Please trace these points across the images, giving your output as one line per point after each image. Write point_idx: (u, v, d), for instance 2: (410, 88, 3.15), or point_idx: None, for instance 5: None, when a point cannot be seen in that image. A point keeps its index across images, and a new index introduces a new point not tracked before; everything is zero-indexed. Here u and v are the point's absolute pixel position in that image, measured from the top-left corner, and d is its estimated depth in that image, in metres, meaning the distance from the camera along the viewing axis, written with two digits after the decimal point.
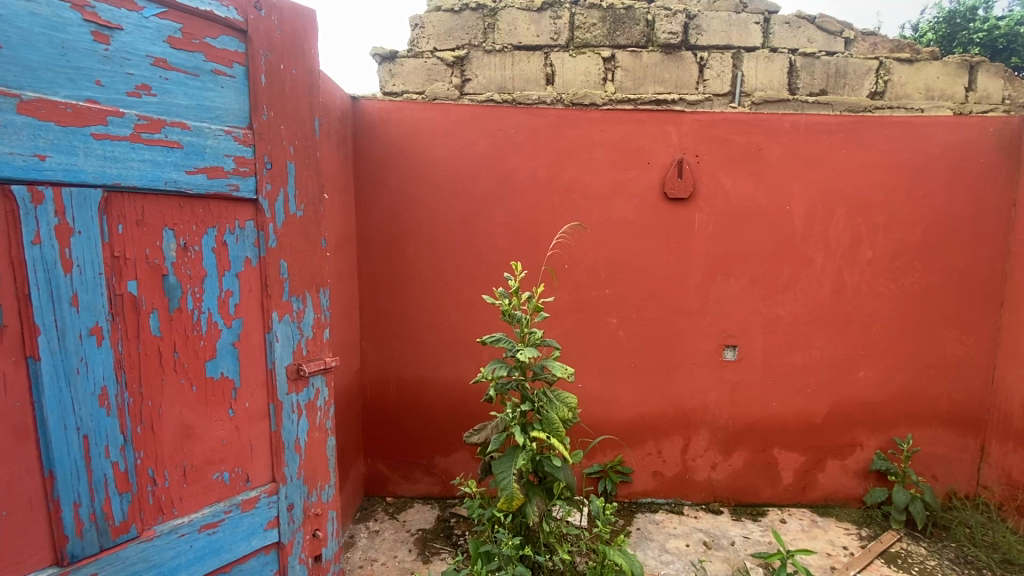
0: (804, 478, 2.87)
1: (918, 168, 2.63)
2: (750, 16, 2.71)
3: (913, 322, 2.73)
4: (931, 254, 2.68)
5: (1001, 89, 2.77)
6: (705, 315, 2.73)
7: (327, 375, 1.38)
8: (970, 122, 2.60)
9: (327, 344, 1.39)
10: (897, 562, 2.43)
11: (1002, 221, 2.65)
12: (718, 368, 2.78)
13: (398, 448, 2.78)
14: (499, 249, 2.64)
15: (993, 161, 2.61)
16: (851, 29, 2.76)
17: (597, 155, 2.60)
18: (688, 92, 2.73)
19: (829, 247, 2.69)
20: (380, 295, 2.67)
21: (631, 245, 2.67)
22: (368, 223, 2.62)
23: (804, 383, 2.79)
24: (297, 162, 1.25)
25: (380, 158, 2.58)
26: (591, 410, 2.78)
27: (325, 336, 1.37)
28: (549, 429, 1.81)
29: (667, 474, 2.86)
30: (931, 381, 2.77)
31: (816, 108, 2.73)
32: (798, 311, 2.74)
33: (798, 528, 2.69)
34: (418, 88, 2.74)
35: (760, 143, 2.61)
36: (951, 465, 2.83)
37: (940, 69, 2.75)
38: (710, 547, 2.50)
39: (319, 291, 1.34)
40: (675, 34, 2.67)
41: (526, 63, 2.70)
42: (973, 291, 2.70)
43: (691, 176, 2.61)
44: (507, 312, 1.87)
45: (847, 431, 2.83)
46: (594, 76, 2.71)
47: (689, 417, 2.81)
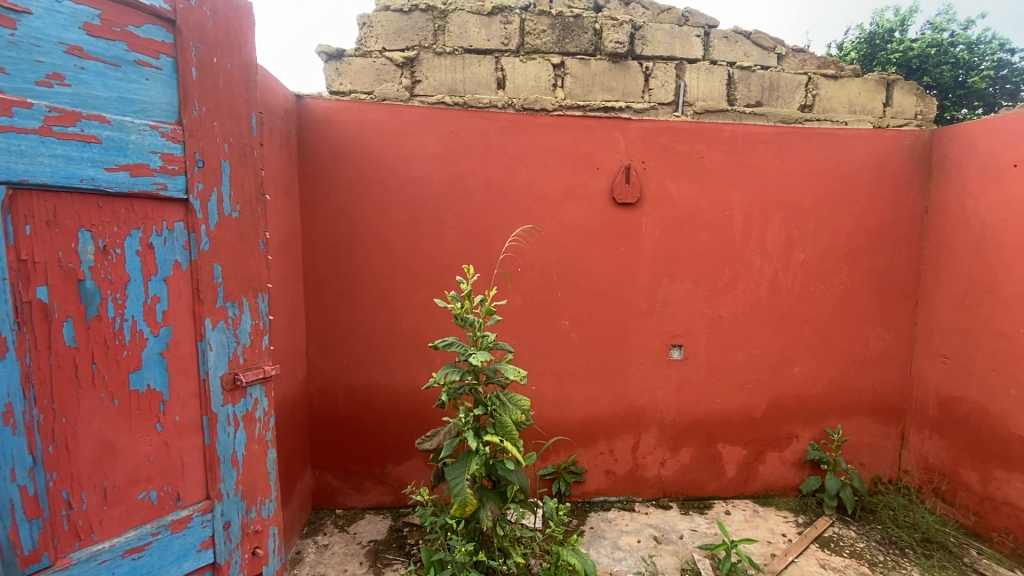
0: (746, 471, 3.01)
1: (844, 177, 2.82)
2: (692, 29, 2.83)
3: (841, 320, 2.93)
4: (857, 256, 2.88)
5: (913, 105, 3.03)
6: (653, 316, 2.82)
7: (267, 385, 1.32)
8: (888, 135, 2.83)
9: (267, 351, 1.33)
10: (831, 546, 2.58)
11: (917, 226, 2.89)
12: (665, 367, 2.87)
13: (347, 457, 2.70)
14: (451, 252, 2.62)
15: (908, 171, 2.85)
16: (783, 45, 2.93)
17: (548, 160, 2.63)
18: (635, 100, 2.81)
19: (766, 251, 2.83)
20: (328, 300, 2.58)
21: (582, 248, 2.71)
22: (315, 226, 2.53)
23: (744, 379, 2.93)
24: (232, 161, 1.19)
25: (326, 159, 2.50)
26: (544, 412, 2.80)
27: (264, 343, 1.31)
28: (502, 432, 1.80)
29: (618, 473, 2.92)
30: (858, 375, 2.98)
31: (753, 119, 2.89)
32: (738, 311, 2.87)
33: (741, 519, 2.82)
34: (367, 88, 2.68)
35: (701, 151, 2.73)
36: (877, 452, 3.05)
37: (861, 85, 2.97)
38: (661, 541, 2.57)
39: (256, 297, 1.28)
40: (622, 44, 2.75)
41: (476, 67, 2.69)
42: (893, 290, 2.93)
43: (639, 182, 2.69)
44: (458, 316, 1.85)
45: (785, 425, 2.99)
46: (544, 81, 2.75)
47: (639, 416, 2.88)
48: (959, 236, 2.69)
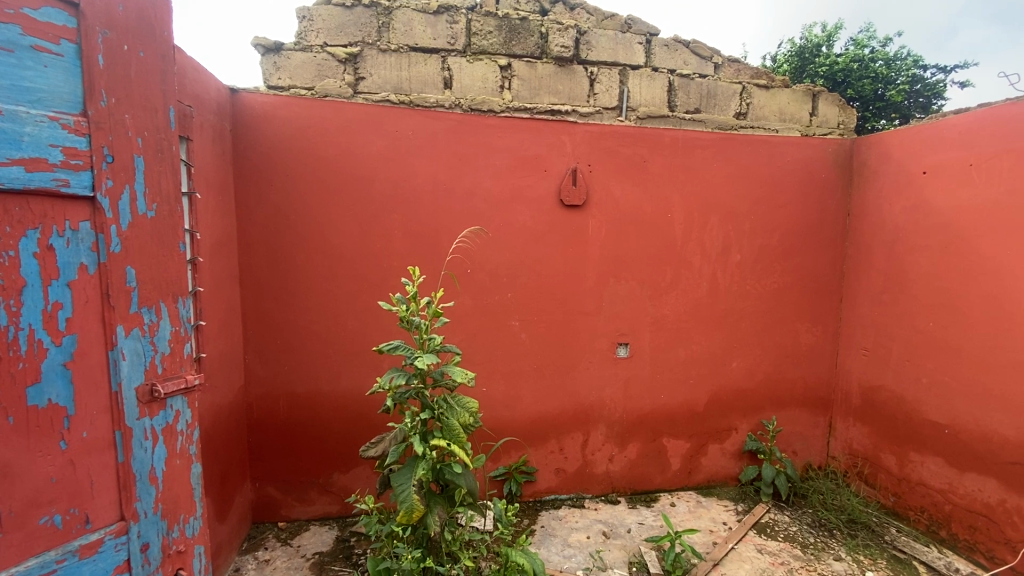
0: (689, 463, 3.13)
1: (776, 181, 2.99)
2: (634, 36, 2.91)
3: (775, 316, 3.10)
4: (788, 257, 3.06)
5: (836, 115, 3.25)
6: (600, 315, 2.88)
7: (189, 396, 1.25)
8: (814, 143, 3.02)
9: (189, 360, 1.26)
10: (766, 532, 2.72)
11: (841, 228, 3.10)
12: (612, 365, 2.93)
13: (289, 468, 2.59)
14: (398, 253, 2.57)
15: (832, 177, 3.05)
16: (719, 55, 3.07)
17: (496, 160, 2.63)
18: (581, 104, 2.86)
19: (705, 251, 2.96)
20: (266, 304, 2.47)
21: (530, 249, 2.73)
22: (251, 226, 2.41)
23: (687, 375, 3.04)
24: (147, 157, 1.11)
25: (263, 156, 2.39)
26: (494, 413, 2.80)
27: (185, 351, 1.24)
28: (449, 436, 1.78)
29: (569, 470, 2.96)
30: (790, 368, 3.16)
31: (692, 125, 3.01)
32: (680, 310, 2.98)
33: (685, 510, 2.92)
34: (307, 83, 2.58)
35: (644, 156, 2.81)
36: (807, 440, 3.25)
37: (790, 96, 3.16)
38: (609, 536, 2.63)
39: (176, 302, 1.20)
40: (567, 48, 2.79)
41: (422, 66, 2.66)
42: (820, 288, 3.12)
43: (585, 184, 2.74)
44: (404, 319, 1.81)
45: (724, 417, 3.13)
46: (491, 83, 2.75)
47: (587, 414, 2.94)
48: (877, 237, 2.91)
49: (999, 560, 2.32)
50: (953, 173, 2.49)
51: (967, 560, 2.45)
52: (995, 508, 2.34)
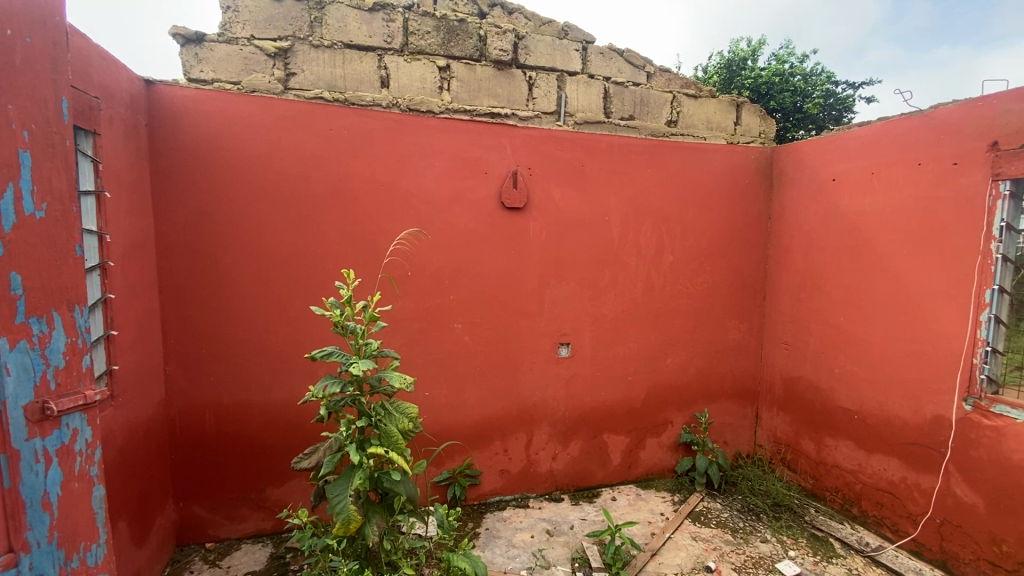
0: (629, 457, 3.23)
1: (704, 186, 3.16)
2: (571, 43, 2.97)
3: (706, 314, 3.26)
4: (717, 257, 3.23)
5: (757, 125, 3.47)
6: (542, 316, 2.92)
7: (88, 413, 1.15)
8: (738, 150, 3.21)
9: (86, 374, 1.16)
10: (700, 519, 2.86)
11: (763, 231, 3.32)
12: (554, 365, 2.98)
13: (218, 484, 2.44)
14: (335, 256, 2.49)
15: (754, 183, 3.27)
16: (651, 64, 3.19)
17: (436, 162, 2.61)
18: (520, 108, 2.89)
19: (641, 252, 3.07)
20: (189, 311, 2.31)
21: (472, 251, 2.73)
22: (171, 227, 2.25)
23: (626, 372, 3.14)
24: (34, 151, 1.01)
25: (184, 153, 2.24)
26: (437, 417, 2.77)
27: (83, 364, 1.15)
28: (387, 443, 1.73)
29: (513, 471, 2.98)
30: (720, 363, 3.34)
31: (626, 131, 3.12)
32: (618, 309, 3.08)
33: (625, 503, 3.01)
34: (233, 77, 2.45)
35: (582, 160, 2.88)
36: (736, 430, 3.44)
37: (717, 105, 3.34)
38: (553, 534, 2.66)
39: (71, 311, 1.11)
40: (505, 52, 2.82)
41: (357, 63, 2.59)
42: (745, 287, 3.33)
43: (525, 187, 2.77)
44: (338, 324, 1.74)
45: (661, 412, 3.26)
46: (429, 83, 2.72)
47: (530, 414, 2.97)
48: (794, 239, 3.13)
49: (902, 532, 2.55)
50: (858, 180, 2.73)
51: (875, 534, 2.67)
52: (897, 485, 2.57)
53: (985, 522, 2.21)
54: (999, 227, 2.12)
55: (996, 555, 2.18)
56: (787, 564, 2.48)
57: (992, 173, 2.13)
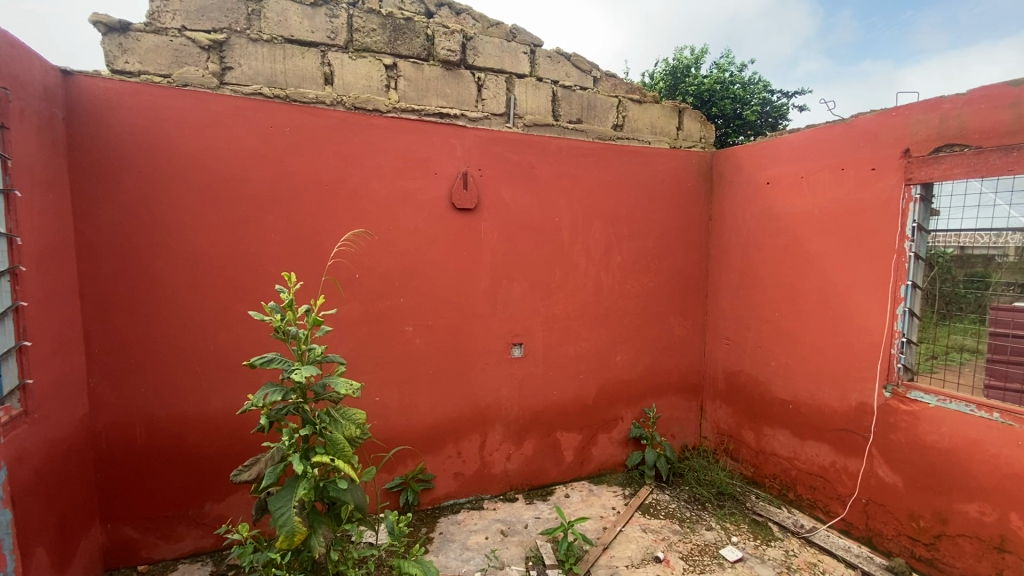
0: (582, 454, 3.28)
1: (649, 189, 3.26)
2: (519, 46, 2.99)
3: (653, 312, 3.37)
4: (663, 257, 3.35)
5: (698, 130, 3.61)
6: (494, 317, 2.92)
7: None
8: (680, 155, 3.34)
9: None
10: (650, 512, 2.95)
11: (704, 231, 3.47)
12: (507, 365, 2.99)
13: (150, 503, 2.29)
14: (277, 259, 2.39)
15: (696, 185, 3.41)
16: (597, 69, 3.26)
17: (384, 161, 2.56)
18: (469, 109, 2.88)
19: (590, 253, 3.13)
20: (116, 318, 2.16)
21: (422, 252, 2.69)
22: (93, 228, 2.10)
23: (577, 370, 3.19)
24: None
25: (108, 149, 2.09)
26: (389, 422, 2.71)
27: None
28: (333, 452, 1.68)
29: (467, 473, 2.97)
30: (667, 359, 3.46)
31: (574, 134, 3.17)
32: (569, 308, 3.13)
33: (578, 499, 3.06)
34: (162, 70, 2.30)
35: (532, 162, 2.91)
36: (683, 424, 3.58)
37: (660, 111, 3.46)
38: (507, 534, 2.67)
39: None
40: (453, 52, 2.80)
41: (299, 59, 2.50)
42: (689, 286, 3.47)
43: (475, 188, 2.76)
44: (279, 330, 1.67)
45: (611, 408, 3.34)
46: (376, 82, 2.67)
47: (484, 415, 2.96)
48: (733, 239, 3.29)
49: (833, 513, 2.73)
50: (789, 184, 2.90)
51: (810, 516, 2.85)
52: (828, 469, 2.75)
53: (904, 500, 2.40)
54: (912, 227, 2.30)
55: (914, 529, 2.37)
56: (730, 549, 2.59)
57: (905, 178, 2.32)
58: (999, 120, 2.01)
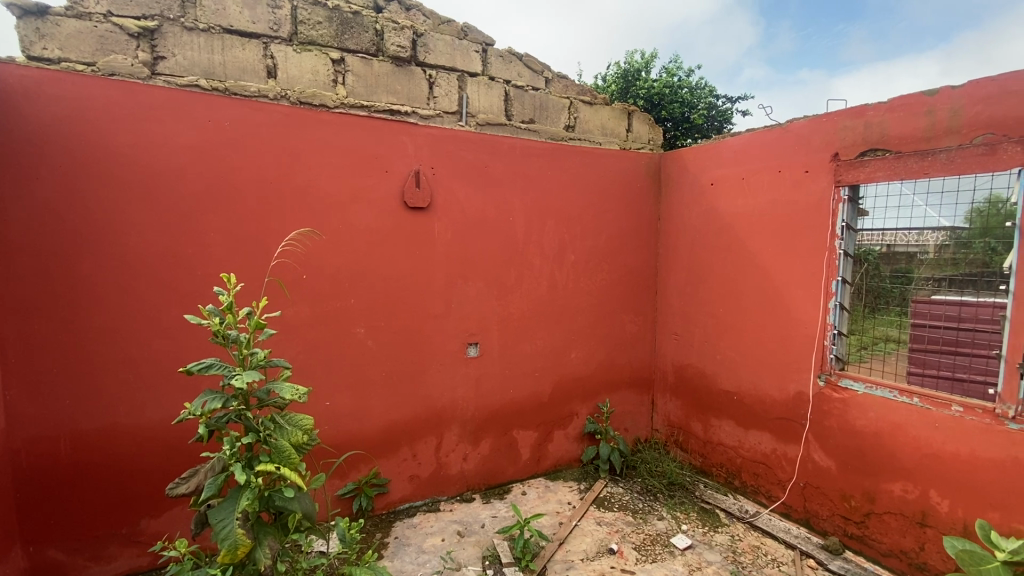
0: (538, 451, 3.31)
1: (601, 188, 3.33)
2: (471, 44, 2.96)
3: (606, 309, 3.44)
4: (614, 256, 3.43)
5: (647, 133, 3.71)
6: (448, 317, 2.89)
7: None
8: (630, 155, 3.43)
9: None
10: (604, 505, 3.01)
11: (654, 230, 3.57)
12: (462, 365, 2.97)
13: (77, 523, 2.13)
14: (217, 259, 2.28)
15: (645, 186, 3.51)
16: (549, 70, 3.28)
17: (331, 158, 2.49)
18: (420, 106, 2.82)
19: (544, 252, 3.16)
20: (37, 325, 2.00)
21: (373, 252, 2.64)
22: (7, 228, 1.92)
23: (533, 368, 3.22)
24: None
25: (24, 142, 1.93)
26: (340, 426, 2.64)
27: None
28: (278, 459, 1.62)
29: (422, 476, 2.93)
30: (619, 355, 3.55)
31: (526, 134, 3.19)
32: (524, 307, 3.14)
33: (534, 496, 3.09)
34: (85, 57, 2.13)
35: (485, 161, 2.91)
36: (635, 417, 3.68)
37: (610, 112, 3.52)
38: (463, 535, 2.65)
39: None
40: (403, 49, 2.75)
41: (238, 50, 2.38)
42: (640, 283, 3.56)
43: (428, 186, 2.73)
44: (218, 334, 1.59)
45: (567, 405, 3.38)
46: (322, 76, 2.57)
47: (439, 416, 2.93)
48: (680, 238, 3.41)
49: (774, 498, 2.88)
50: (730, 185, 3.03)
51: (753, 501, 2.99)
52: (769, 456, 2.89)
53: (837, 482, 2.56)
54: (841, 227, 2.46)
55: (846, 509, 2.53)
56: (680, 537, 2.69)
57: (836, 180, 2.47)
58: (916, 127, 2.18)
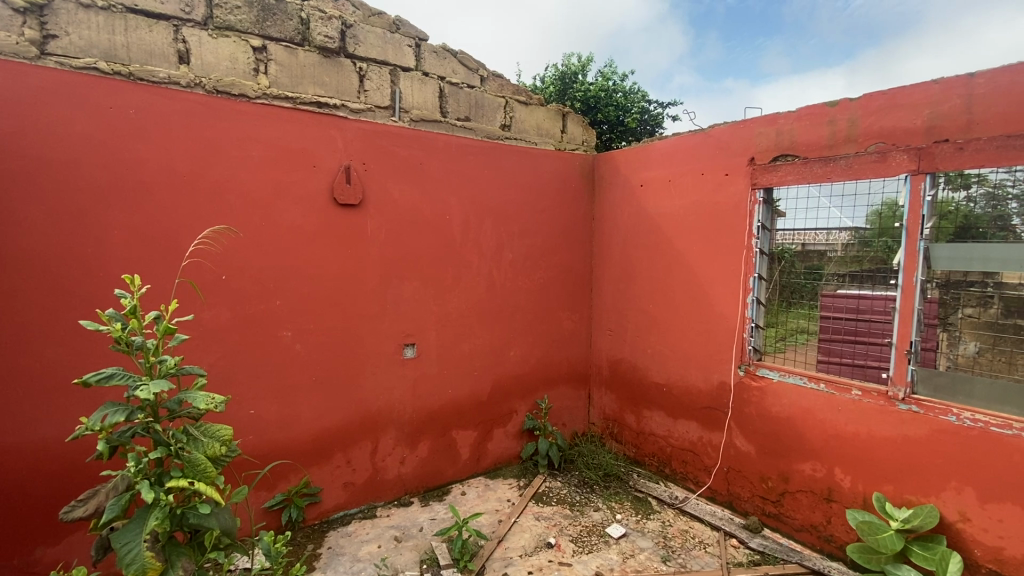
0: (477, 451, 3.30)
1: (537, 188, 3.37)
2: (403, 38, 2.88)
3: (543, 307, 3.49)
4: (551, 254, 3.48)
5: (581, 134, 3.78)
6: (383, 317, 2.82)
7: None
8: (565, 156, 3.50)
9: None
10: (543, 500, 3.05)
11: (588, 229, 3.67)
12: (398, 367, 2.91)
13: None
14: (123, 260, 2.09)
15: (579, 186, 3.59)
16: (484, 69, 3.26)
17: (253, 152, 2.35)
18: (349, 99, 2.70)
19: (481, 251, 3.16)
20: None
21: (301, 251, 2.52)
22: None
23: (471, 368, 3.20)
24: None
25: None
26: (267, 435, 2.51)
27: None
28: (193, 473, 1.50)
29: (357, 482, 2.84)
30: (557, 351, 3.61)
31: (462, 132, 3.14)
32: (461, 306, 3.12)
33: (474, 496, 3.08)
34: None
35: (419, 158, 2.86)
36: (572, 412, 3.76)
37: (545, 113, 3.56)
38: (401, 540, 2.60)
39: None
40: (331, 39, 2.63)
41: (145, 32, 2.16)
42: (575, 281, 3.64)
43: (359, 183, 2.64)
44: (120, 341, 1.45)
45: (506, 403, 3.40)
46: (242, 64, 2.39)
47: (374, 420, 2.85)
48: (613, 237, 3.52)
49: (701, 483, 3.04)
50: (658, 186, 3.16)
51: (682, 487, 3.14)
52: (696, 443, 3.05)
53: (756, 465, 2.74)
54: (757, 226, 2.63)
55: (764, 489, 2.72)
56: (615, 527, 2.78)
57: (752, 183, 2.64)
58: (821, 135, 2.38)
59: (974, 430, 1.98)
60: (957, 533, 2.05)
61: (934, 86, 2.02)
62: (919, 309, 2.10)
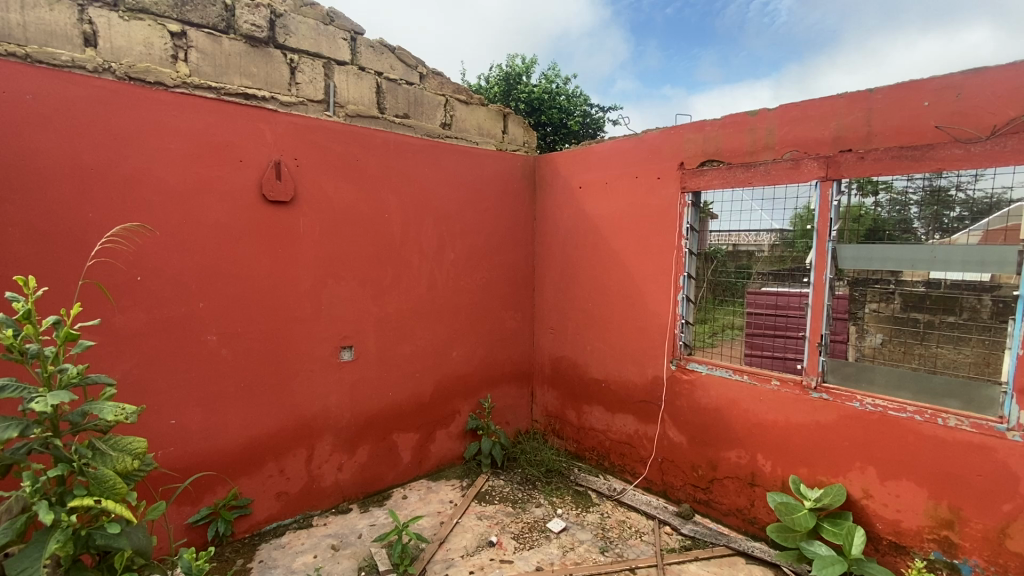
0: (419, 453, 3.26)
1: (478, 188, 3.37)
2: (338, 31, 2.79)
3: (485, 306, 3.49)
4: (493, 254, 3.49)
5: (522, 135, 3.81)
6: (318, 319, 2.72)
7: None
8: (506, 156, 3.52)
9: None
10: (485, 499, 3.06)
11: (529, 230, 3.71)
12: (335, 370, 2.81)
13: None
14: (18, 260, 1.90)
15: (521, 186, 3.63)
16: (423, 66, 3.21)
17: (171, 144, 2.20)
18: (280, 92, 2.57)
19: (422, 250, 3.12)
20: None
21: (228, 250, 2.39)
22: None
23: (412, 369, 3.15)
24: None
25: None
26: (189, 446, 2.36)
27: None
28: (99, 491, 1.38)
29: (292, 491, 2.72)
30: (499, 351, 3.63)
31: (401, 129, 3.08)
32: (402, 307, 3.06)
33: (415, 499, 3.04)
34: None
35: (356, 155, 2.78)
36: (515, 411, 3.79)
37: (486, 113, 3.56)
38: (338, 548, 2.52)
39: None
40: (259, 28, 2.49)
41: (44, 11, 1.96)
42: (517, 280, 3.68)
43: (291, 180, 2.54)
44: (11, 349, 1.31)
45: (448, 403, 3.37)
46: (158, 50, 2.22)
47: (310, 426, 2.75)
48: (554, 237, 3.58)
49: (637, 474, 3.16)
50: (596, 188, 3.25)
51: (621, 479, 3.25)
52: (633, 436, 3.17)
53: (688, 454, 2.88)
54: (687, 228, 2.77)
55: (695, 477, 2.86)
56: (555, 521, 2.83)
57: (682, 187, 2.78)
58: (743, 143, 2.54)
59: (874, 414, 2.19)
60: (861, 508, 2.26)
61: (840, 100, 2.21)
62: (829, 304, 2.29)
